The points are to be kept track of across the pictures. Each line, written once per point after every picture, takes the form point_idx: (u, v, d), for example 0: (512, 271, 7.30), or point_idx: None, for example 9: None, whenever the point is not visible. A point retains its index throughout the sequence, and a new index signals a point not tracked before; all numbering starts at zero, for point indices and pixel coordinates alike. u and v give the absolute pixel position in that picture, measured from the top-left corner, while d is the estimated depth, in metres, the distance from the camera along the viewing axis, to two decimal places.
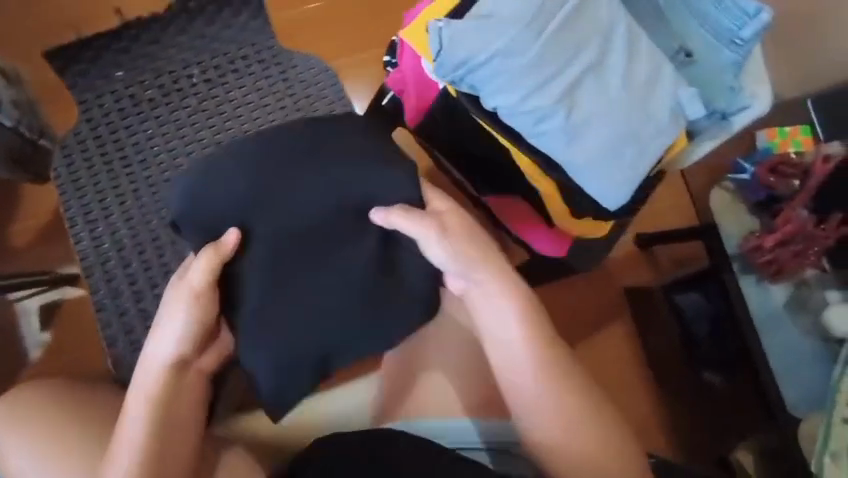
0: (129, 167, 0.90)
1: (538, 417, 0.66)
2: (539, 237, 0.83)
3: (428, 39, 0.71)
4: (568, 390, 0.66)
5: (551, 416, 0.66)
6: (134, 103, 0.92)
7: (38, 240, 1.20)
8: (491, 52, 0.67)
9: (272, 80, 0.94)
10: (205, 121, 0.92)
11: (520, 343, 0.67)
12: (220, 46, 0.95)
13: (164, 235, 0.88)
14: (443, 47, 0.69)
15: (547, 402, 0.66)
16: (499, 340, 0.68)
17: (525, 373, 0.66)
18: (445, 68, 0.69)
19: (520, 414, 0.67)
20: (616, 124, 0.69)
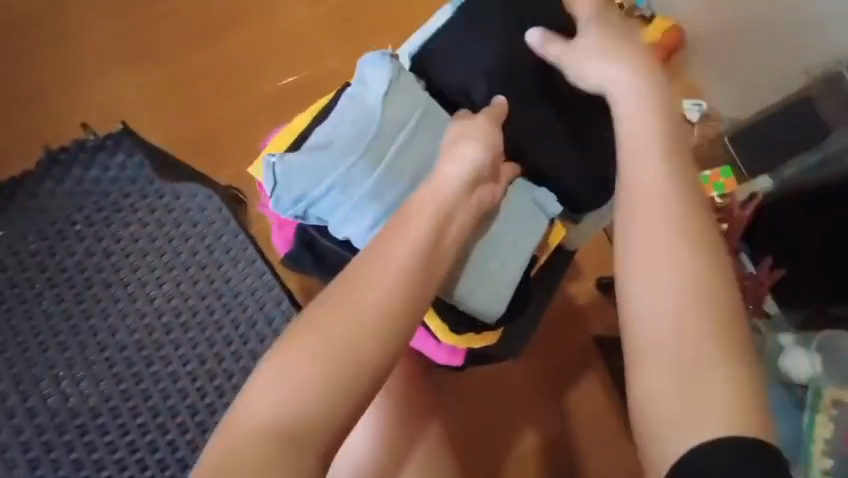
0: (17, 329, 0.89)
1: (680, 399, 0.49)
2: (434, 347, 0.78)
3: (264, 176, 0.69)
4: (715, 331, 0.50)
5: (691, 364, 0.49)
6: (19, 265, 0.93)
7: None
8: (327, 185, 0.65)
9: (158, 216, 0.97)
10: (97, 268, 0.94)
11: (674, 240, 0.53)
12: (105, 192, 0.97)
13: (54, 394, 0.86)
14: (279, 182, 0.67)
15: (694, 350, 0.50)
16: (648, 233, 0.54)
17: (657, 338, 0.51)
18: (288, 205, 0.67)
19: (646, 386, 0.51)
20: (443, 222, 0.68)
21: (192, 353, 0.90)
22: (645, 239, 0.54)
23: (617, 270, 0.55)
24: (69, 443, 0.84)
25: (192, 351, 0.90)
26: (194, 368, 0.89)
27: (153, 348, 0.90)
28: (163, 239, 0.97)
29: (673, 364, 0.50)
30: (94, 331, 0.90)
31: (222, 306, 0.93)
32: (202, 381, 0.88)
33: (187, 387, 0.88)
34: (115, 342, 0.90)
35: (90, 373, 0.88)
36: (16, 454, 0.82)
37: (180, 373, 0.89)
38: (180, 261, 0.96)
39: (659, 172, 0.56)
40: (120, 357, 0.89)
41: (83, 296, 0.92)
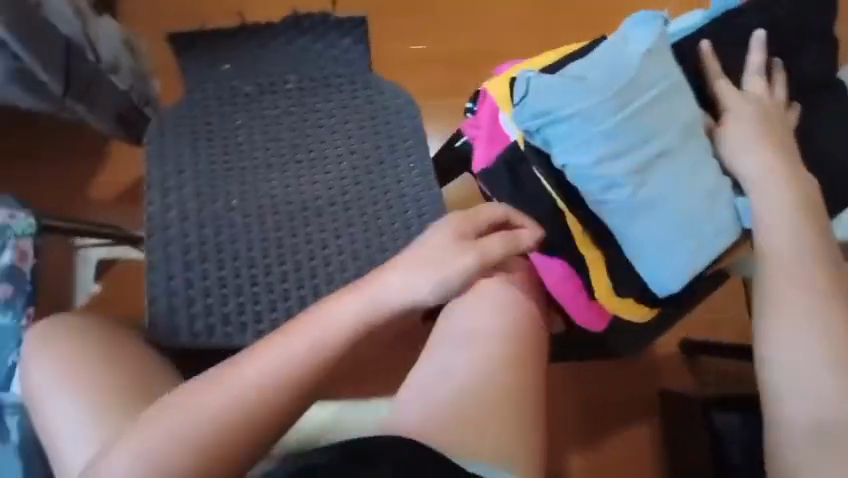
0: (213, 150, 0.99)
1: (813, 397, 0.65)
2: (581, 308, 0.80)
3: (513, 87, 0.71)
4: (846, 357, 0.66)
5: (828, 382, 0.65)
6: (232, 96, 1.02)
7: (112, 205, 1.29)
8: (574, 110, 0.66)
9: (356, 102, 1.03)
10: (291, 125, 1.01)
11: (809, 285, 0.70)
12: (320, 65, 1.04)
13: (226, 216, 0.96)
14: (526, 96, 0.69)
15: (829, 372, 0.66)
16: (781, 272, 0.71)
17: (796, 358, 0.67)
18: (530, 115, 0.69)
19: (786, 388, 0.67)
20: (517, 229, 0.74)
21: (346, 233, 0.97)
22: (786, 282, 0.70)
23: (756, 334, 0.71)
24: (223, 261, 0.94)
25: (346, 232, 0.97)
26: (342, 247, 0.96)
27: (314, 215, 0.97)
28: (353, 122, 1.02)
29: (820, 364, 0.66)
30: (271, 180, 0.99)
31: (384, 205, 0.98)
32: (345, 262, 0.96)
33: (331, 260, 0.95)
34: (286, 196, 0.98)
35: (258, 212, 0.97)
36: (180, 252, 0.93)
37: (330, 246, 0.96)
38: (361, 148, 1.01)
39: (789, 250, 0.72)
40: (286, 209, 0.97)
41: (273, 144, 1.00)
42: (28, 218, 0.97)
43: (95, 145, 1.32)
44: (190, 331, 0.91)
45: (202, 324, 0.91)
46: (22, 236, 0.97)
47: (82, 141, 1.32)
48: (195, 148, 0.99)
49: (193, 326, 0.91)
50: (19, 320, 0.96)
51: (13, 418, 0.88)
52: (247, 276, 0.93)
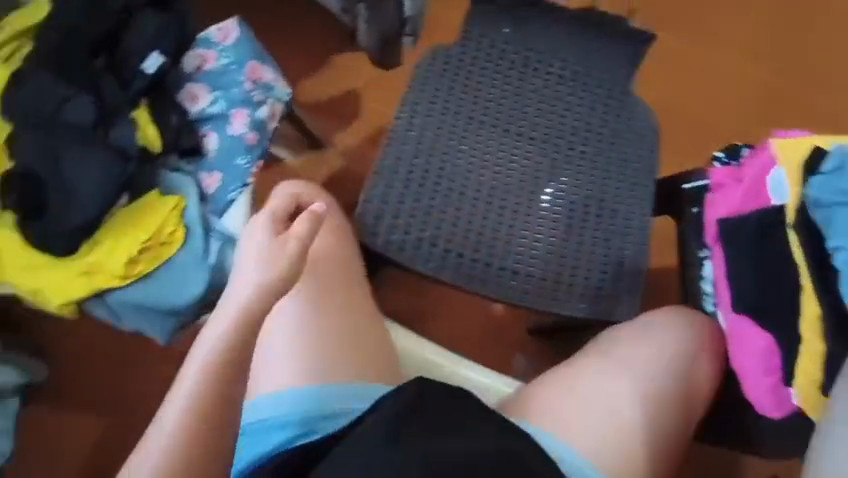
0: (462, 96, 1.01)
1: None
2: (761, 388, 0.78)
3: (818, 156, 0.76)
4: None
5: None
6: (500, 55, 1.02)
7: (313, 110, 1.43)
8: None
9: (608, 110, 1.02)
10: (541, 105, 1.02)
11: None
12: (591, 59, 1.02)
13: (453, 159, 0.99)
14: (835, 170, 0.74)
15: None
16: None
17: None
18: (822, 191, 0.74)
19: None
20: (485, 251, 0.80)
21: (551, 218, 0.99)
22: None
23: None
24: (436, 197, 0.97)
25: (552, 216, 0.99)
26: (543, 228, 0.98)
27: (529, 189, 0.99)
28: (599, 127, 1.01)
29: None
30: (503, 146, 1.00)
31: (595, 207, 0.99)
32: (540, 244, 0.98)
33: (528, 235, 0.98)
34: (511, 162, 1.00)
35: (482, 168, 0.99)
36: (405, 171, 0.97)
37: (533, 223, 0.98)
38: (597, 154, 1.01)
39: None
40: (507, 178, 0.99)
41: (519, 115, 1.02)
42: (288, 89, 1.05)
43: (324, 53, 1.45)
44: (385, 241, 0.95)
45: (398, 240, 0.95)
46: (278, 100, 1.04)
47: (323, 41, 1.45)
48: (451, 87, 1.01)
49: (389, 238, 0.95)
50: (249, 168, 1.00)
51: (215, 243, 0.98)
52: (451, 219, 0.97)
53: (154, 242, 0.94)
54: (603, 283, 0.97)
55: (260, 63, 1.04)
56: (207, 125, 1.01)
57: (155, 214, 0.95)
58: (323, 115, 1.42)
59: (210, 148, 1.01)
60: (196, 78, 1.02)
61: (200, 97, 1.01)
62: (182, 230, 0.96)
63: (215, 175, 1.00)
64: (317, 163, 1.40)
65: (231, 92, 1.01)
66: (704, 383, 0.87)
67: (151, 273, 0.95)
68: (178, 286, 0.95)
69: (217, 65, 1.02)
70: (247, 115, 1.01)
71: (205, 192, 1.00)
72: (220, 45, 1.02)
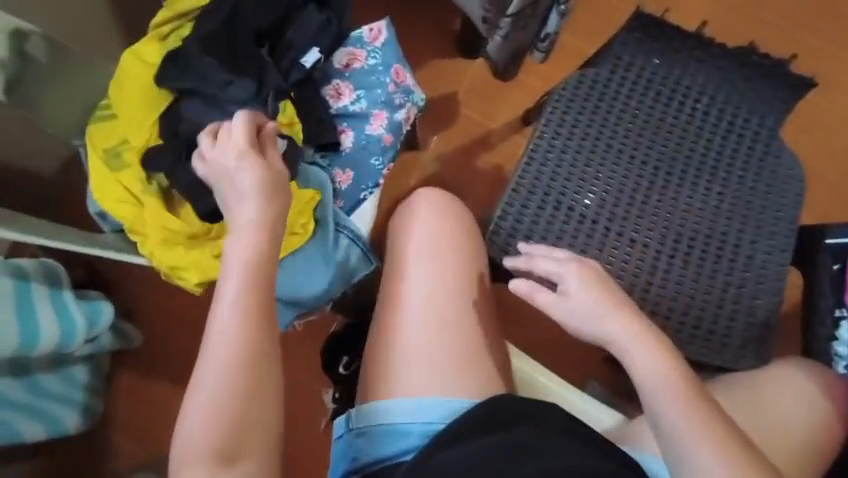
0: (605, 119, 1.00)
1: None
2: None
3: None
4: None
5: None
6: (645, 85, 1.02)
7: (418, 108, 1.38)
8: None
9: (750, 152, 1.01)
10: (682, 139, 1.01)
11: None
12: (735, 100, 1.03)
13: (591, 177, 0.98)
14: None
15: None
16: None
17: None
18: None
19: None
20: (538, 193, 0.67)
21: (682, 255, 0.97)
22: None
23: None
24: (569, 221, 0.96)
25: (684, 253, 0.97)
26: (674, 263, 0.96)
27: (663, 223, 0.97)
28: (738, 168, 1.00)
29: None
30: (640, 176, 0.99)
31: (728, 251, 0.97)
32: (669, 281, 0.96)
33: (658, 269, 0.96)
34: (648, 192, 0.98)
35: (616, 197, 0.98)
36: (543, 191, 0.97)
37: (663, 258, 0.96)
38: (735, 195, 0.99)
39: None
40: (642, 209, 0.98)
41: (660, 146, 1.00)
42: (423, 94, 1.08)
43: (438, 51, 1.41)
44: (515, 258, 0.94)
45: None
46: (414, 105, 1.06)
47: (435, 38, 1.41)
48: (594, 112, 1.00)
49: (520, 256, 0.94)
50: (382, 169, 1.02)
51: (343, 241, 0.98)
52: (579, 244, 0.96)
53: (287, 232, 0.95)
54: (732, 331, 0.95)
55: (404, 66, 1.05)
56: (346, 122, 1.03)
57: (292, 206, 0.96)
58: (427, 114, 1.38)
59: (347, 145, 1.03)
60: (343, 75, 1.03)
61: (344, 94, 1.03)
62: (313, 223, 0.97)
63: (348, 173, 1.02)
64: (414, 165, 1.37)
65: (374, 92, 1.03)
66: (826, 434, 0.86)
67: (279, 262, 0.96)
68: (304, 278, 0.96)
69: (364, 66, 1.03)
70: (386, 117, 1.03)
71: (337, 187, 1.01)
72: (371, 46, 1.03)
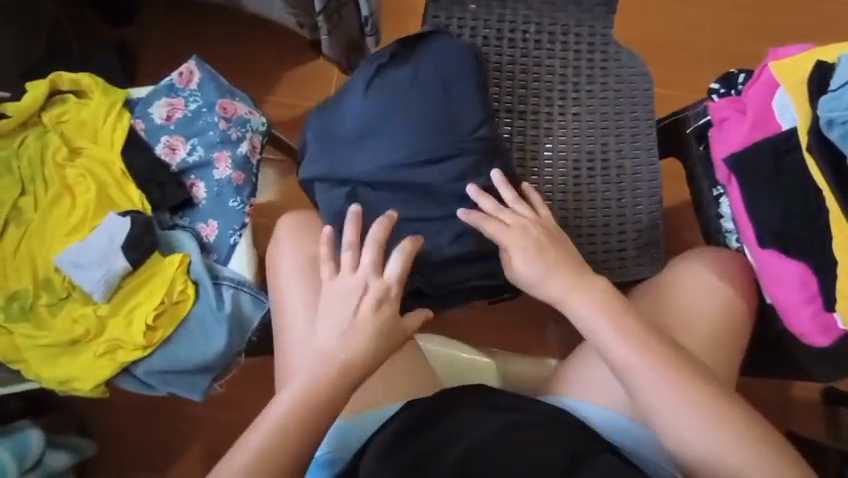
0: None
1: None
2: (804, 317, 0.77)
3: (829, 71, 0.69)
4: None
5: None
6: (471, 35, 1.02)
7: (292, 123, 1.42)
8: None
9: (591, 63, 1.02)
10: (520, 73, 1.01)
11: None
12: (561, 17, 1.02)
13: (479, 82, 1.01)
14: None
15: None
16: None
17: None
18: (837, 104, 0.66)
19: None
20: (414, 131, 0.88)
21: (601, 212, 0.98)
22: None
23: None
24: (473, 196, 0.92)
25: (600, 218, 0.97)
26: (594, 231, 0.97)
27: (583, 169, 0.99)
28: (590, 88, 1.01)
29: None
30: (532, 128, 1.00)
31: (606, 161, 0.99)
32: (585, 219, 0.98)
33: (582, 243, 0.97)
34: (531, 140, 1.00)
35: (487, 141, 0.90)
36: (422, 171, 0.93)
37: (566, 191, 0.98)
38: (597, 90, 1.01)
39: None
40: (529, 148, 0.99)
41: (514, 86, 1.01)
42: (262, 118, 1.02)
43: (294, 71, 1.45)
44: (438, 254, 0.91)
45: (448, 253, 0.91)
46: (256, 131, 1.01)
47: (290, 63, 1.45)
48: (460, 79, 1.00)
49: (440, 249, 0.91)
50: (243, 208, 0.98)
51: (227, 292, 0.95)
52: None
53: (167, 304, 0.93)
54: (624, 233, 0.97)
55: (228, 98, 1.01)
56: (193, 174, 0.99)
57: (163, 277, 0.93)
58: None
59: (201, 198, 0.99)
60: (169, 129, 0.99)
61: (178, 147, 0.99)
62: (192, 286, 0.94)
63: (212, 223, 0.98)
64: None
65: (207, 135, 0.99)
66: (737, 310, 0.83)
67: (169, 337, 0.93)
68: (202, 343, 0.93)
69: (186, 113, 1.00)
70: (229, 156, 0.98)
71: (206, 241, 0.98)
72: (186, 91, 1.01)
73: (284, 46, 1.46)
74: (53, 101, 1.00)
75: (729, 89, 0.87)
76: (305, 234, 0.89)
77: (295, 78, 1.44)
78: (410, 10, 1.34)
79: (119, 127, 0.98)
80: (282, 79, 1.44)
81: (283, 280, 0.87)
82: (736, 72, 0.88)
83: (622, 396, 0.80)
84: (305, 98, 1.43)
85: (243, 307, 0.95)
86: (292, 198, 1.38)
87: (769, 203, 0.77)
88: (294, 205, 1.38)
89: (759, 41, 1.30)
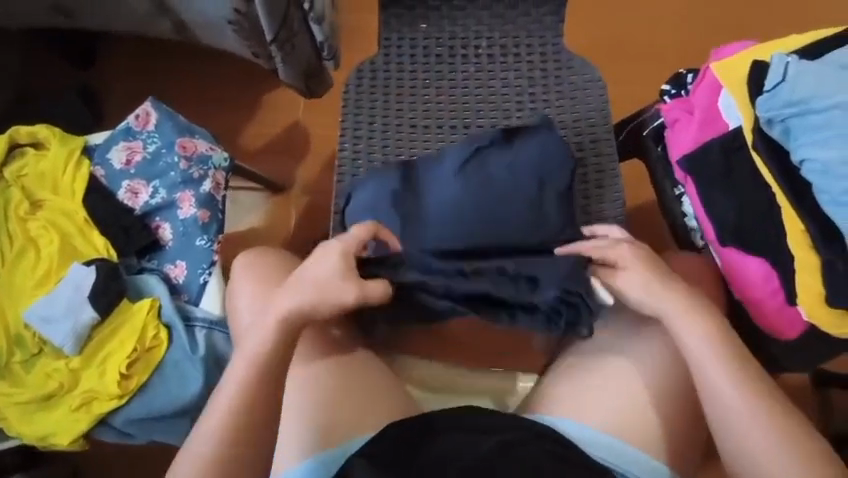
0: (415, 79, 1.02)
1: None
2: (770, 310, 0.77)
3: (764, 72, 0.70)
4: None
5: None
6: (426, 55, 1.03)
7: (260, 150, 1.42)
8: (837, 101, 0.64)
9: (545, 73, 1.02)
10: (476, 88, 1.02)
11: None
12: (511, 29, 1.04)
13: (434, 101, 1.02)
14: (783, 83, 0.67)
15: None
16: None
17: None
18: (774, 104, 0.68)
19: None
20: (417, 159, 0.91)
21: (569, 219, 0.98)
22: None
23: None
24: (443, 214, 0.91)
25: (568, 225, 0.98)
26: None
27: None
28: (548, 97, 1.02)
29: None
30: None
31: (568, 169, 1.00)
32: None
33: None
34: None
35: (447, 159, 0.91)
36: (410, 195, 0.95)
37: None
38: (554, 99, 1.02)
39: None
40: None
41: (471, 100, 1.02)
42: (224, 153, 1.02)
43: (259, 99, 1.45)
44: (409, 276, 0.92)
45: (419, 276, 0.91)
46: (219, 167, 1.01)
47: (254, 91, 1.45)
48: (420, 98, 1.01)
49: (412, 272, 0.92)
50: (211, 246, 0.97)
51: (200, 333, 0.94)
52: None
53: (140, 351, 0.92)
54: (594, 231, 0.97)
55: (187, 137, 1.00)
56: (158, 216, 0.99)
57: (134, 323, 0.92)
58: (276, 150, 1.42)
59: (167, 239, 0.98)
60: (129, 173, 0.99)
61: (140, 191, 0.99)
62: (164, 330, 0.93)
63: (180, 264, 0.97)
64: (286, 206, 1.38)
65: (168, 176, 0.98)
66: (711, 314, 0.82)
67: (144, 384, 0.92)
68: (178, 386, 0.92)
69: (145, 155, 0.99)
70: (193, 195, 0.98)
71: (175, 283, 0.97)
72: (144, 133, 1.00)
73: (246, 75, 1.46)
74: (12, 155, 0.99)
75: (680, 89, 0.88)
76: (263, 271, 0.88)
77: (259, 105, 1.44)
78: (367, 31, 1.35)
79: (80, 175, 0.98)
80: (247, 108, 1.44)
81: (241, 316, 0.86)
82: (684, 73, 0.89)
83: (606, 410, 0.79)
84: (270, 124, 1.43)
85: (217, 345, 0.95)
86: (265, 224, 1.37)
87: (724, 202, 0.78)
88: (268, 232, 1.37)
89: (713, 34, 1.32)
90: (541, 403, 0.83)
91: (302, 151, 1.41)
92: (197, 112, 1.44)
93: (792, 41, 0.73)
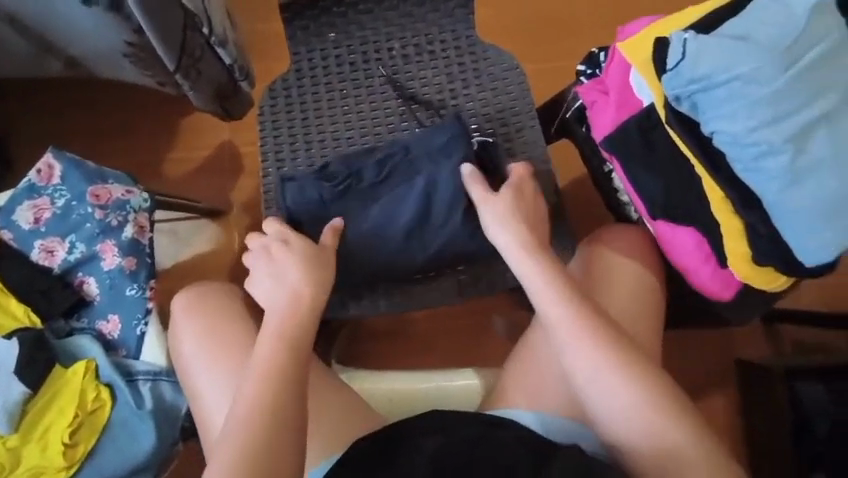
0: (331, 90, 0.99)
1: None
2: (706, 275, 0.79)
3: (664, 51, 0.70)
4: None
5: None
6: (338, 64, 1.00)
7: (190, 177, 1.36)
8: (736, 72, 0.65)
9: (462, 67, 1.01)
10: (394, 92, 0.99)
11: None
12: (422, 27, 1.01)
13: (354, 109, 0.99)
14: (683, 59, 0.68)
15: None
16: None
17: None
18: (678, 81, 0.68)
19: None
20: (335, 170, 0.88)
21: None
22: None
23: None
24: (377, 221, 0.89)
25: None
26: None
27: None
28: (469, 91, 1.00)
29: None
30: None
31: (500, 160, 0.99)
32: None
33: None
34: None
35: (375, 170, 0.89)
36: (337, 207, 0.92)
37: None
38: (475, 92, 1.00)
39: None
40: None
41: (392, 104, 0.99)
42: (143, 194, 0.96)
43: (179, 124, 1.38)
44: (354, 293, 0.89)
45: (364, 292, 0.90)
46: (140, 210, 0.95)
47: (173, 117, 1.38)
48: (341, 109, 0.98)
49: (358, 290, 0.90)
50: (143, 293, 0.92)
51: (145, 387, 0.90)
52: None
53: (83, 415, 0.87)
54: None
55: (98, 184, 0.94)
56: (81, 271, 0.93)
57: (71, 388, 0.87)
58: (207, 174, 1.36)
59: (95, 294, 0.93)
60: (41, 232, 0.93)
61: (56, 249, 0.93)
62: (105, 389, 0.88)
63: (113, 318, 0.92)
64: (224, 230, 1.33)
65: (84, 229, 0.93)
66: (654, 289, 0.83)
67: (93, 450, 0.87)
68: (129, 445, 0.88)
69: (55, 211, 0.93)
70: (115, 244, 0.92)
71: (110, 339, 0.93)
72: (50, 187, 0.94)
73: (162, 102, 1.39)
74: None
75: (594, 68, 0.88)
76: (205, 309, 0.85)
77: (181, 131, 1.38)
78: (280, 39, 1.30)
79: None
80: (168, 136, 1.38)
81: (189, 362, 0.83)
82: (596, 51, 0.89)
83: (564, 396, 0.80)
84: (196, 149, 1.37)
85: (165, 395, 0.90)
86: (207, 252, 1.32)
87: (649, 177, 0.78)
88: (211, 260, 1.32)
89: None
90: (502, 398, 0.83)
91: (233, 172, 1.36)
92: (115, 148, 1.37)
93: (689, 14, 0.73)
